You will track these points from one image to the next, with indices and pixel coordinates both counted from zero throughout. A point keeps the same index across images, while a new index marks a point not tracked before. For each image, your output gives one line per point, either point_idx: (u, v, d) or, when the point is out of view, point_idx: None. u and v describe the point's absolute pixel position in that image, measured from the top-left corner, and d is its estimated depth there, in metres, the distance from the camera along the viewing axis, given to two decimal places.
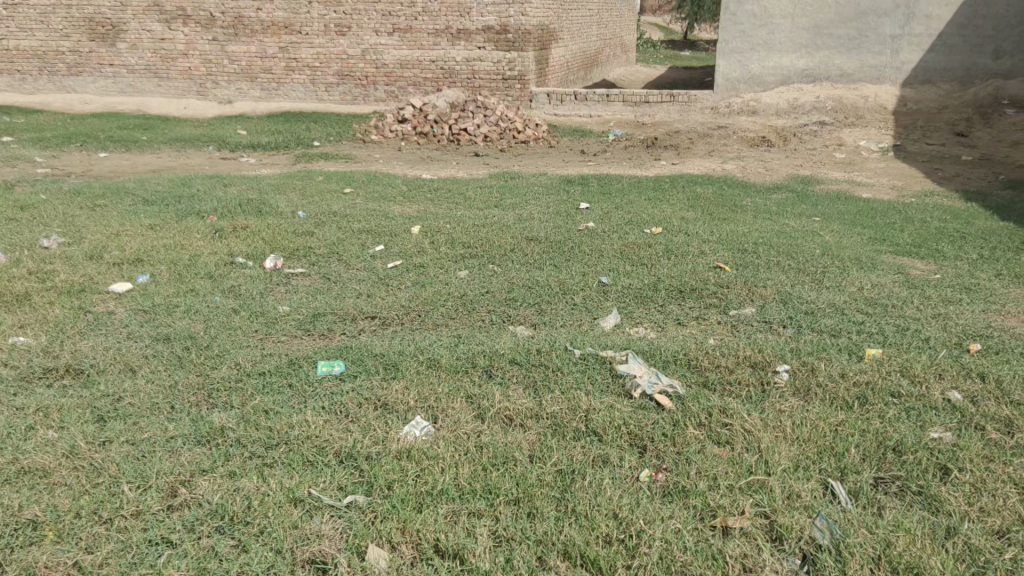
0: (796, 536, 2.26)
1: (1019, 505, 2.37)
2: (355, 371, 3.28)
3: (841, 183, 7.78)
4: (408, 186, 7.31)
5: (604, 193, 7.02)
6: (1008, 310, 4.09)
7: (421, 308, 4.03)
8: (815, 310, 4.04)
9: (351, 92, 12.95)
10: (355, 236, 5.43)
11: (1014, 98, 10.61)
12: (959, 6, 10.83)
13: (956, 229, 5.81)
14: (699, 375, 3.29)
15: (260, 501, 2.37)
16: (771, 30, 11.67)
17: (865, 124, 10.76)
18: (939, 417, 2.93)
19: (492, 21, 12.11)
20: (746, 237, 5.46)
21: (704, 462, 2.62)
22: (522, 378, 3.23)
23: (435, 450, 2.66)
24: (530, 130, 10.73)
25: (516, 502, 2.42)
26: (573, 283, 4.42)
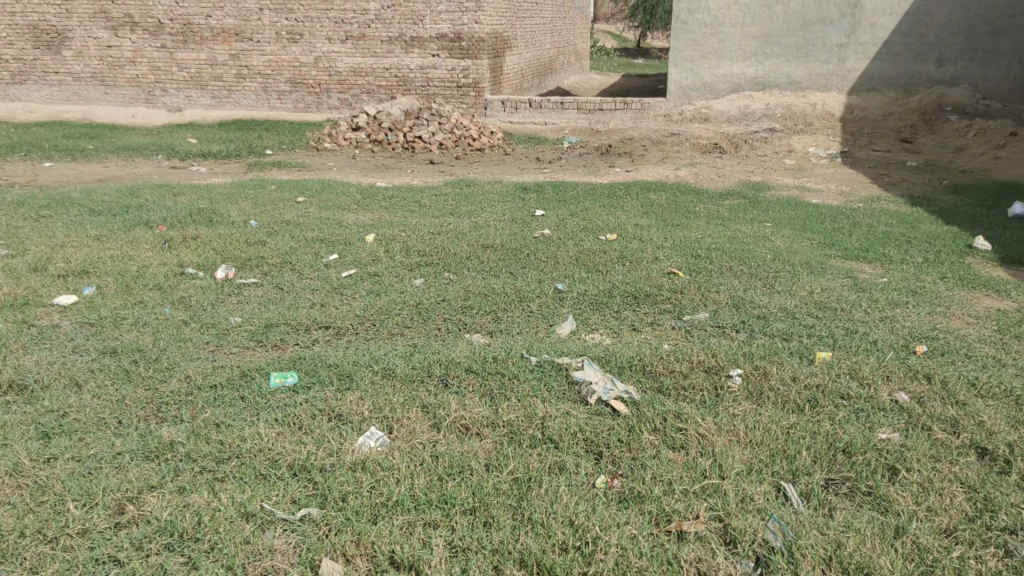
0: (749, 539, 2.28)
1: (964, 503, 2.43)
2: (309, 382, 3.24)
3: (791, 190, 7.91)
4: (362, 194, 7.26)
5: (560, 200, 7.05)
6: (952, 313, 4.18)
7: (376, 317, 4.01)
8: (767, 314, 4.09)
9: (304, 100, 12.84)
10: (309, 245, 5.38)
11: (956, 105, 10.90)
12: (903, 16, 11.09)
13: (901, 233, 5.93)
14: (654, 380, 3.32)
15: (211, 517, 2.32)
16: (722, 38, 11.82)
17: (814, 131, 10.97)
18: (888, 418, 2.99)
19: (446, 28, 12.11)
20: (703, 242, 5.53)
21: (659, 467, 2.64)
22: (478, 387, 3.22)
23: (390, 461, 2.65)
24: (485, 137, 10.75)
25: (472, 512, 2.41)
26: (529, 290, 4.43)
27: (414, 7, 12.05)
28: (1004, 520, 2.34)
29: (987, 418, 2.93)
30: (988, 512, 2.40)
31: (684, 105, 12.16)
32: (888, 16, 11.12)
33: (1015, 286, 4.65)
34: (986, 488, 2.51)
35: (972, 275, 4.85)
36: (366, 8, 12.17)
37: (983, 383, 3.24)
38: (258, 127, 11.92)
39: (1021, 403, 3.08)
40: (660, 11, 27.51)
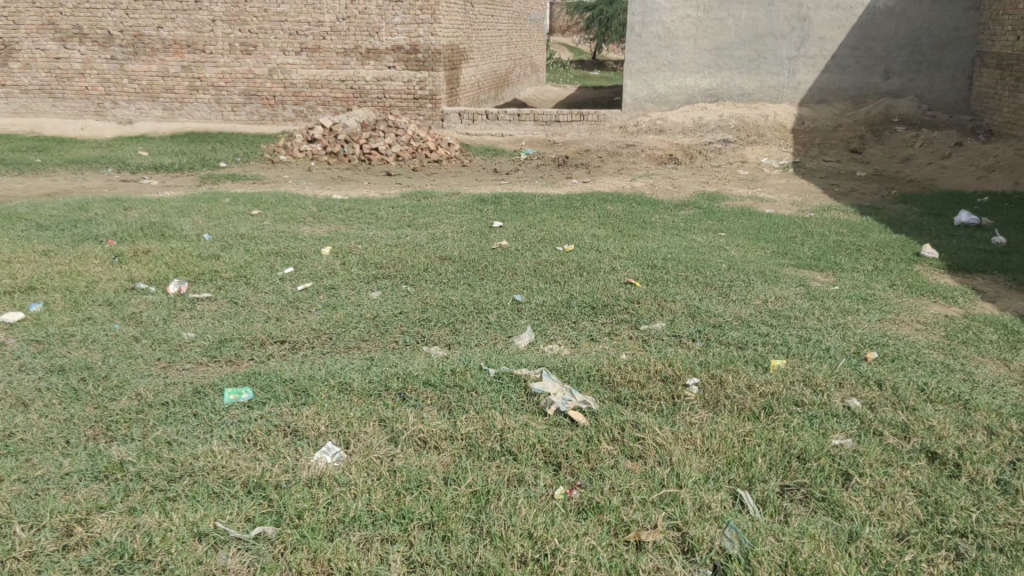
0: (707, 547, 2.30)
1: (917, 506, 2.48)
2: (264, 397, 3.20)
3: (745, 200, 8.01)
4: (319, 206, 7.20)
5: (517, 211, 7.06)
6: (902, 319, 4.28)
7: (333, 331, 3.97)
8: (723, 323, 4.14)
9: (258, 112, 12.70)
10: (264, 258, 5.32)
11: (903, 116, 11.17)
12: (850, 30, 11.39)
13: (852, 242, 6.04)
14: (612, 391, 3.33)
15: (162, 538, 2.27)
16: (675, 51, 11.95)
17: (766, 142, 11.16)
18: (840, 424, 3.04)
19: (402, 40, 12.10)
20: (658, 252, 5.57)
21: (617, 477, 2.64)
22: (437, 400, 3.20)
23: (347, 476, 2.62)
24: (442, 148, 10.74)
25: (431, 526, 2.39)
26: (487, 302, 4.43)
27: (369, 18, 12.03)
28: (955, 523, 2.39)
29: (937, 423, 2.99)
30: (939, 515, 2.45)
31: (639, 116, 12.26)
32: (836, 29, 11.44)
33: (961, 293, 4.77)
34: (936, 492, 2.56)
35: (920, 282, 4.96)
36: (320, 20, 12.10)
37: (933, 388, 3.32)
38: (212, 139, 11.77)
39: (969, 407, 3.16)
40: (614, 23, 27.81)
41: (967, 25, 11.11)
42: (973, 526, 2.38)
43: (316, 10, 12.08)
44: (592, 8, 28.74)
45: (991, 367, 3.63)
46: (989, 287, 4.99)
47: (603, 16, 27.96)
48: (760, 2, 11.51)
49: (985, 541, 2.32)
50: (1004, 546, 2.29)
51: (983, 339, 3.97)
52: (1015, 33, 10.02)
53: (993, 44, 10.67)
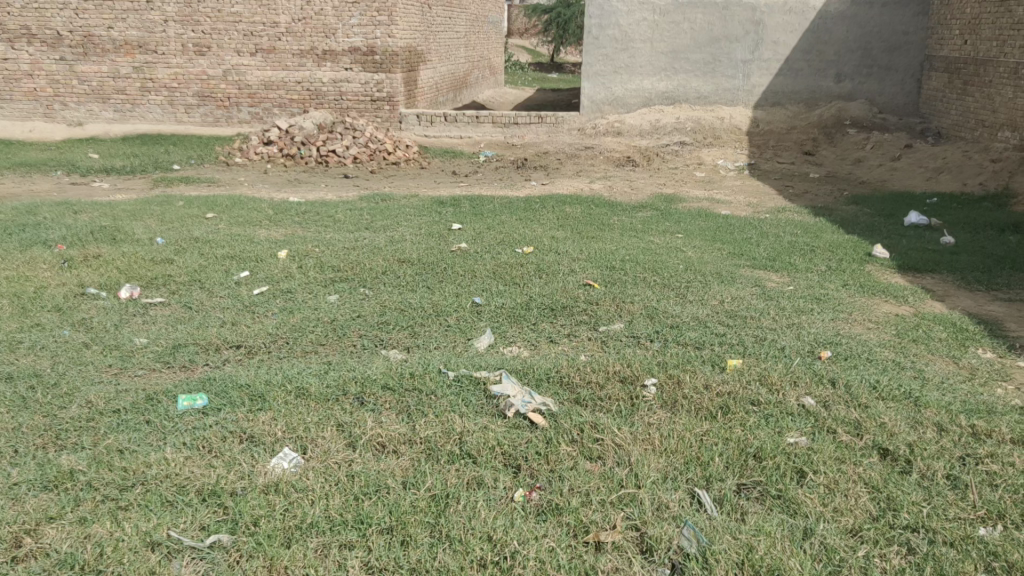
0: (665, 547, 2.32)
1: (870, 503, 2.52)
2: (219, 403, 3.15)
3: (702, 202, 8.09)
4: (275, 209, 7.12)
5: (475, 213, 7.06)
6: (854, 318, 4.35)
7: (290, 335, 3.93)
8: (681, 323, 4.18)
9: (212, 114, 12.52)
10: (219, 262, 5.25)
11: (855, 119, 11.38)
12: (802, 34, 11.61)
13: (806, 243, 6.14)
14: (571, 392, 3.34)
15: (114, 547, 2.23)
16: (632, 54, 12.04)
17: (722, 144, 11.29)
18: (795, 423, 3.08)
19: (359, 42, 12.02)
20: (615, 253, 5.60)
21: (576, 479, 2.65)
22: (396, 404, 3.18)
23: (305, 482, 2.59)
24: (400, 151, 10.69)
25: (390, 531, 2.37)
26: (446, 304, 4.41)
27: (325, 19, 11.93)
28: (906, 518, 2.43)
29: (888, 420, 3.04)
30: (891, 510, 2.49)
31: (597, 118, 12.32)
32: (789, 33, 11.64)
33: (910, 292, 4.87)
34: (888, 488, 2.61)
35: (872, 282, 5.05)
36: (276, 21, 11.97)
37: (885, 386, 3.37)
38: (165, 141, 11.56)
39: (919, 404, 3.22)
40: (572, 26, 27.97)
41: (916, 30, 11.36)
42: (924, 521, 2.42)
43: (271, 11, 11.95)
44: (550, 10, 28.86)
45: (940, 365, 3.71)
46: (937, 286, 5.10)
47: (561, 18, 28.12)
48: (715, 7, 11.67)
49: (936, 536, 2.36)
50: (954, 540, 2.34)
51: (932, 337, 4.06)
52: (962, 37, 10.28)
53: (941, 48, 10.93)
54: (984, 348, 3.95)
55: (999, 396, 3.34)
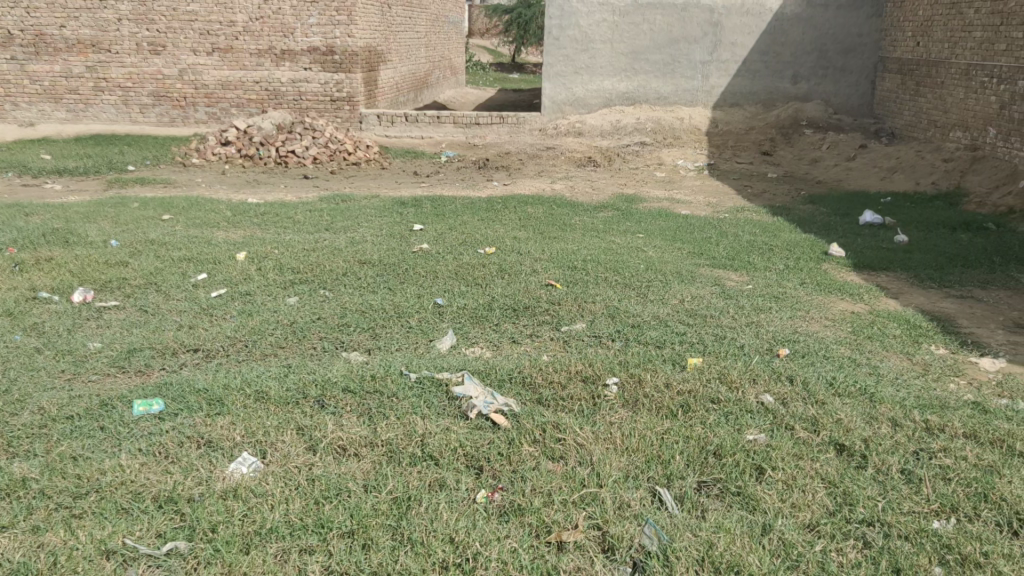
0: (627, 545, 2.33)
1: (827, 498, 2.56)
2: (176, 408, 3.10)
3: (662, 202, 8.14)
4: (232, 210, 7.04)
5: (436, 214, 7.04)
6: (811, 317, 4.41)
7: (248, 338, 3.88)
8: (641, 323, 4.20)
9: (168, 113, 12.32)
10: (175, 264, 5.17)
11: (812, 119, 11.55)
12: (759, 36, 11.79)
13: (764, 242, 6.21)
14: (533, 393, 3.34)
15: (68, 556, 2.19)
16: (593, 54, 12.08)
17: (682, 144, 11.39)
18: (754, 420, 3.11)
19: (318, 42, 11.93)
20: (575, 254, 5.61)
21: (539, 479, 2.66)
22: (356, 406, 3.16)
23: (264, 487, 2.56)
24: (361, 151, 10.64)
25: (350, 535, 2.36)
26: (407, 306, 4.39)
27: (283, 19, 11.82)
28: (862, 513, 2.47)
29: (844, 416, 3.09)
30: (847, 505, 2.53)
31: (558, 118, 12.35)
32: (746, 35, 11.80)
33: (865, 290, 4.95)
34: (844, 483, 2.65)
35: (828, 280, 5.13)
36: (232, 20, 11.82)
37: (841, 382, 3.42)
38: (119, 142, 11.36)
39: (874, 400, 3.27)
40: (533, 27, 28.05)
41: (870, 32, 11.58)
42: (879, 515, 2.47)
43: (228, 10, 11.80)
44: (511, 10, 28.89)
45: (895, 362, 3.78)
46: (891, 284, 5.19)
47: (522, 18, 28.17)
48: (674, 8, 11.77)
49: (890, 530, 2.40)
50: (908, 533, 2.38)
51: (887, 334, 4.13)
52: (914, 40, 10.48)
53: (894, 50, 11.13)
54: (937, 345, 4.03)
55: (952, 391, 3.42)
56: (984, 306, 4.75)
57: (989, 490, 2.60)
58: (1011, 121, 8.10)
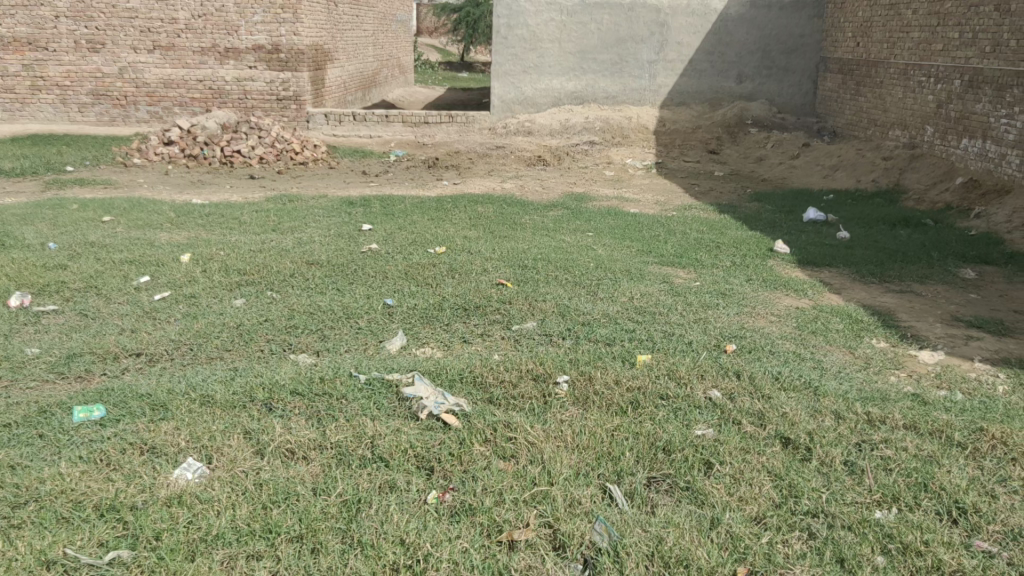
0: (577, 542, 2.34)
1: (773, 491, 2.60)
2: (118, 414, 3.03)
3: (611, 201, 8.18)
4: (176, 211, 6.92)
5: (384, 214, 7.00)
6: (757, 312, 4.48)
7: (193, 341, 3.81)
8: (591, 321, 4.22)
9: (108, 113, 12.06)
10: (116, 267, 5.05)
11: (757, 118, 11.74)
12: (705, 35, 11.95)
13: (711, 240, 6.28)
14: (484, 392, 3.34)
15: (6, 568, 2.12)
16: (541, 54, 12.10)
17: (630, 143, 11.48)
18: (703, 415, 3.15)
19: (262, 39, 11.75)
20: (524, 253, 5.61)
21: (490, 478, 2.65)
22: (305, 409, 3.12)
23: (209, 492, 2.52)
24: (308, 151, 10.53)
25: (299, 539, 2.33)
26: (357, 306, 4.35)
27: (226, 16, 11.62)
28: (807, 505, 2.52)
29: (790, 410, 3.15)
30: (792, 497, 2.58)
31: (508, 118, 12.35)
32: (692, 35, 11.96)
33: (809, 286, 5.04)
34: (789, 475, 2.69)
35: (773, 277, 5.22)
36: (174, 18, 11.60)
37: (786, 376, 3.49)
38: (57, 142, 11.07)
39: (819, 394, 3.34)
40: (481, 26, 28.02)
41: (811, 32, 11.82)
42: (823, 506, 2.51)
43: (169, 7, 11.56)
44: (459, 10, 28.82)
45: (839, 356, 3.85)
46: (833, 280, 5.30)
47: (470, 18, 28.14)
48: (621, 8, 11.87)
49: (835, 520, 2.45)
50: (851, 524, 2.43)
51: (830, 329, 4.21)
52: (854, 40, 10.72)
53: (835, 50, 11.38)
54: (878, 338, 4.12)
55: (892, 383, 3.50)
56: (922, 300, 4.88)
57: (929, 479, 2.66)
58: (947, 120, 8.32)
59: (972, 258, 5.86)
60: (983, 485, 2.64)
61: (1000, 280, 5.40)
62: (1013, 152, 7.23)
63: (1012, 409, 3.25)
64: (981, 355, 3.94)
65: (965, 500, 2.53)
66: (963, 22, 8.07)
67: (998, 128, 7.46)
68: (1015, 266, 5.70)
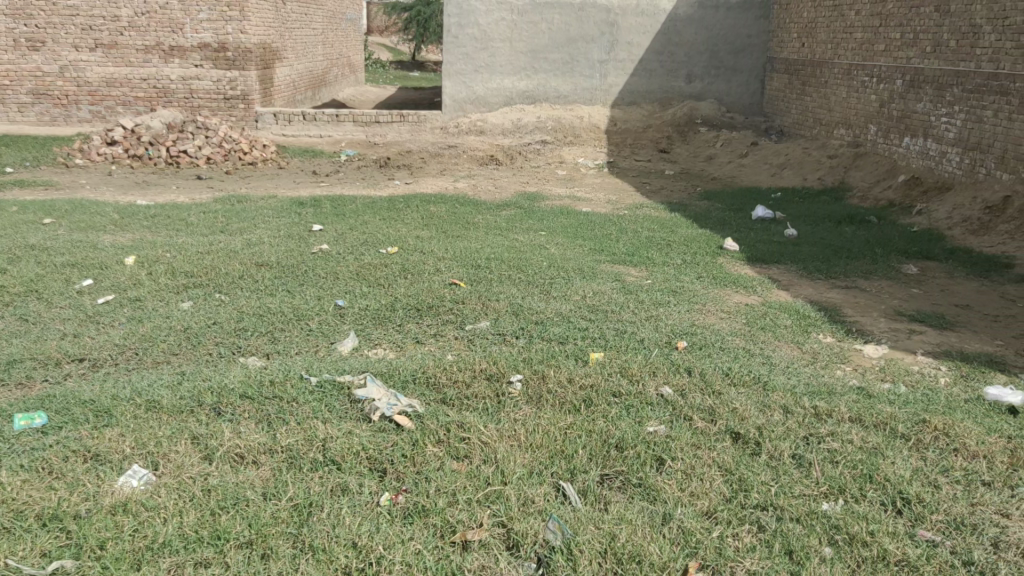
0: (531, 541, 2.34)
1: (724, 486, 2.63)
2: (61, 421, 2.96)
3: (562, 200, 8.21)
4: (120, 212, 6.79)
5: (334, 214, 6.93)
6: (708, 309, 4.53)
7: (139, 345, 3.74)
8: (545, 320, 4.23)
9: (49, 112, 11.77)
10: (58, 270, 4.93)
11: (706, 118, 11.88)
12: (654, 35, 12.07)
13: (662, 238, 6.34)
14: (437, 392, 3.33)
15: None
16: (492, 53, 12.08)
17: (582, 142, 11.54)
18: (654, 412, 3.17)
19: (209, 38, 11.55)
20: (475, 253, 5.59)
21: (443, 479, 2.64)
22: (254, 412, 3.08)
23: (156, 500, 2.47)
24: (257, 150, 10.39)
25: (248, 545, 2.29)
26: (307, 308, 4.31)
27: (171, 14, 11.42)
28: (756, 498, 2.55)
29: (739, 405, 3.19)
30: (743, 491, 2.61)
31: (459, 117, 12.31)
32: (642, 35, 12.07)
33: (758, 283, 5.12)
34: (739, 470, 2.73)
35: (723, 274, 5.28)
36: (116, 15, 11.37)
37: (736, 372, 3.54)
38: None
39: (767, 389, 3.38)
40: (432, 24, 27.91)
41: (758, 33, 12.05)
42: (772, 500, 2.55)
43: (112, 4, 11.34)
44: (409, 9, 28.67)
45: (786, 351, 3.92)
46: (782, 276, 5.38)
47: (420, 17, 28.04)
48: (571, 7, 11.93)
49: (783, 513, 2.49)
50: (799, 516, 2.47)
51: (778, 325, 4.28)
52: (799, 40, 10.92)
53: (782, 50, 11.58)
54: (824, 334, 4.20)
55: (838, 377, 3.57)
56: (867, 295, 4.98)
57: (874, 471, 2.72)
58: (890, 119, 8.51)
59: (915, 254, 6.01)
60: (926, 476, 2.71)
61: (941, 274, 5.55)
62: (953, 151, 7.42)
63: (954, 401, 3.33)
64: (923, 348, 4.04)
65: (909, 490, 2.59)
66: (904, 23, 8.27)
67: (938, 127, 7.64)
68: (955, 262, 5.86)
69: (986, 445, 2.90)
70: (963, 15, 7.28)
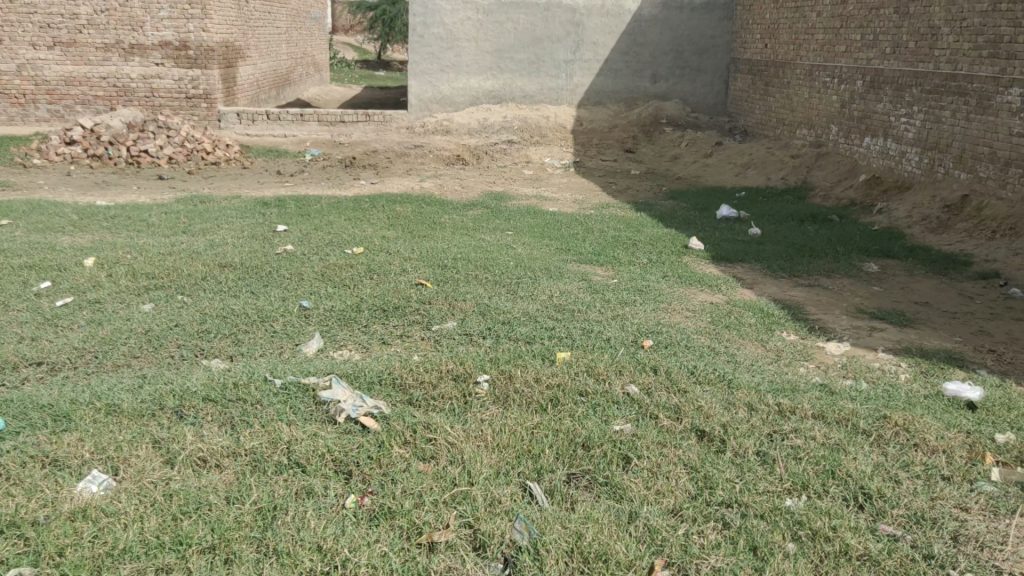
0: (497, 541, 2.34)
1: (689, 483, 2.64)
2: (18, 426, 2.90)
3: (529, 200, 8.21)
4: (80, 213, 6.68)
5: (298, 214, 6.87)
6: (673, 308, 4.56)
7: (99, 348, 3.67)
8: (511, 319, 4.23)
9: (6, 112, 11.53)
10: (15, 272, 4.83)
11: (671, 118, 11.96)
12: (619, 36, 12.13)
13: (628, 237, 6.37)
14: (403, 393, 3.31)
15: None
16: (458, 52, 12.03)
17: (549, 142, 11.56)
18: (620, 411, 3.18)
19: (170, 36, 11.39)
20: (440, 253, 5.57)
21: (409, 480, 2.63)
22: (217, 415, 3.04)
23: (116, 505, 2.42)
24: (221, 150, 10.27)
25: (211, 550, 2.26)
26: (272, 309, 4.27)
27: (131, 12, 11.23)
28: (721, 496, 2.57)
29: (704, 403, 3.21)
30: (707, 488, 2.63)
31: (425, 117, 12.18)
32: (607, 35, 12.13)
33: (723, 281, 5.16)
34: (704, 467, 2.75)
35: (688, 273, 5.31)
36: (75, 13, 11.18)
37: (701, 370, 3.57)
38: None
39: (732, 386, 3.41)
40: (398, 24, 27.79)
41: (722, 34, 12.16)
42: (737, 497, 2.57)
43: (70, 2, 11.14)
44: (374, 8, 28.50)
45: (750, 349, 3.95)
46: (746, 275, 5.43)
47: (386, 16, 27.89)
48: (536, 7, 11.95)
49: (747, 510, 2.51)
50: (763, 512, 2.50)
51: (743, 323, 4.31)
52: (762, 41, 11.03)
53: (745, 51, 11.70)
54: (788, 331, 4.25)
55: (801, 374, 3.62)
56: (829, 293, 5.05)
57: (837, 467, 2.75)
58: (850, 119, 8.63)
59: (875, 252, 6.10)
60: (887, 471, 2.75)
61: (900, 272, 5.64)
62: (912, 150, 7.54)
63: (913, 397, 3.39)
64: (884, 345, 4.10)
65: (870, 485, 2.62)
66: (864, 25, 8.38)
67: (898, 127, 7.76)
68: (915, 259, 5.95)
69: (945, 440, 2.95)
70: (921, 17, 7.40)
